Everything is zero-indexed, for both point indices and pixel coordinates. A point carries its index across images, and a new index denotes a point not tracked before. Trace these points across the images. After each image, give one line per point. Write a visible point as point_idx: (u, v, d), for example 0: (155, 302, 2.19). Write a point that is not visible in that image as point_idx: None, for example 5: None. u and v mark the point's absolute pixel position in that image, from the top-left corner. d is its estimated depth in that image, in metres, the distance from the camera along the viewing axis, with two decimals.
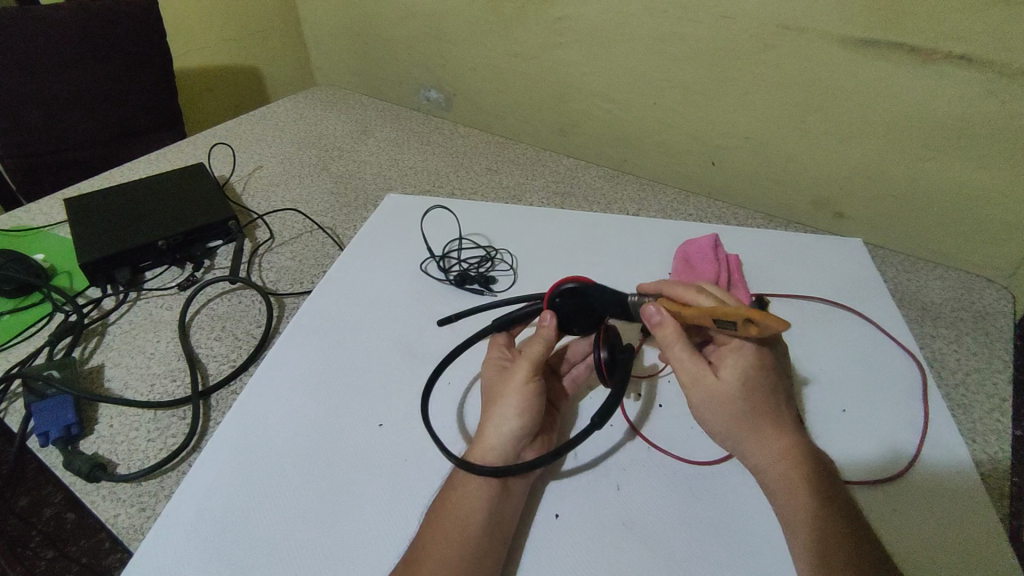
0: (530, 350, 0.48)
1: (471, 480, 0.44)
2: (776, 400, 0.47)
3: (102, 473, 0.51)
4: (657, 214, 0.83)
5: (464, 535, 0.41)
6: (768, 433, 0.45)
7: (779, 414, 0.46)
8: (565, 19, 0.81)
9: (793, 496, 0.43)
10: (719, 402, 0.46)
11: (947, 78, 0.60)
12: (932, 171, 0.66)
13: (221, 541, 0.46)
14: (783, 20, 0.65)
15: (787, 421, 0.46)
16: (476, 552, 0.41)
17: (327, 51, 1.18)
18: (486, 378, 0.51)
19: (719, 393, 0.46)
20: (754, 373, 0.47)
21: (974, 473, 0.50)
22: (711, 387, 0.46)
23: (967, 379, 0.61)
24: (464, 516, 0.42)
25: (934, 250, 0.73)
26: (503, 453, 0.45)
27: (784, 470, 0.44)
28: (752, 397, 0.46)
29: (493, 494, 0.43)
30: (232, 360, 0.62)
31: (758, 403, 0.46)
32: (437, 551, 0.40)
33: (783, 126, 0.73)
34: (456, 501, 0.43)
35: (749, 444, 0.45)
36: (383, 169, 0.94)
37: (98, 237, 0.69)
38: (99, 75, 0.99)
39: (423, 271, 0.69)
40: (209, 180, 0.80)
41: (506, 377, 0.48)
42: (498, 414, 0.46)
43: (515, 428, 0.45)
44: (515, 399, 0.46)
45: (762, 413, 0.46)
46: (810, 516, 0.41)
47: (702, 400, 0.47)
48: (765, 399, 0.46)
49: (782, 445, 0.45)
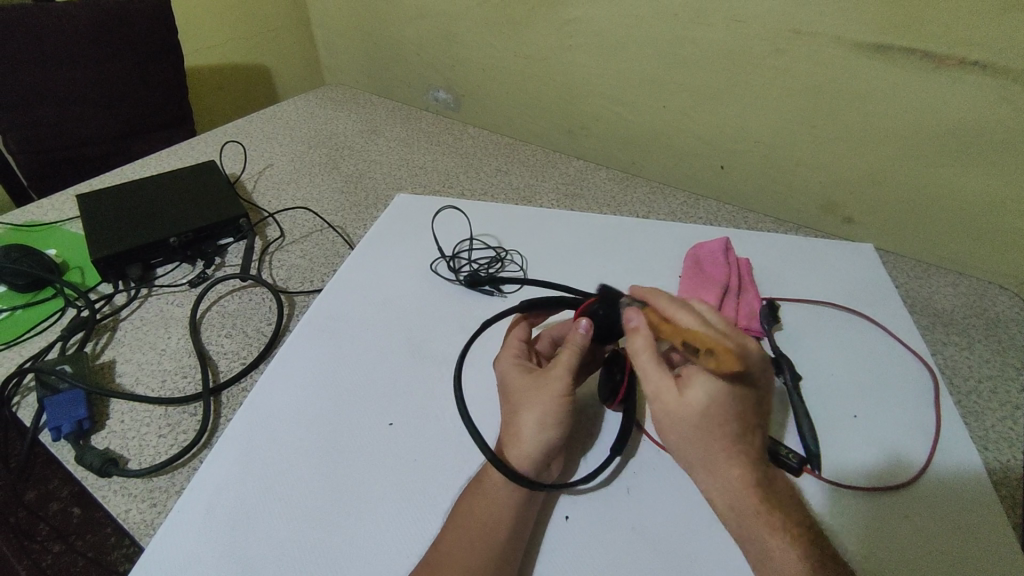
0: (568, 357, 0.48)
1: (490, 485, 0.44)
2: (744, 427, 0.42)
3: (114, 468, 0.51)
4: (666, 216, 0.83)
5: (485, 542, 0.41)
6: (727, 460, 0.42)
7: (744, 441, 0.42)
8: (575, 21, 0.81)
9: (752, 528, 0.40)
10: (676, 424, 0.43)
11: (962, 85, 0.59)
12: (944, 177, 0.66)
13: (231, 538, 0.46)
14: (795, 24, 0.65)
15: (750, 449, 0.42)
16: (495, 557, 0.41)
17: (337, 51, 1.18)
18: (512, 379, 0.50)
19: (677, 415, 0.43)
20: (724, 398, 0.42)
21: (987, 481, 0.49)
22: (670, 407, 0.43)
23: (980, 387, 0.60)
24: (486, 523, 0.42)
25: (946, 256, 0.72)
26: (537, 463, 0.45)
27: (742, 502, 0.41)
28: (714, 425, 0.42)
29: (515, 500, 0.44)
30: (243, 358, 0.62)
31: (722, 431, 0.42)
32: (457, 557, 0.41)
33: (794, 130, 0.72)
34: (475, 506, 0.43)
35: (705, 471, 0.42)
36: (392, 169, 0.94)
37: (110, 234, 0.69)
38: (111, 72, 0.99)
39: (433, 271, 0.69)
40: (220, 177, 0.80)
41: (541, 384, 0.47)
42: (534, 422, 0.46)
43: (551, 437, 0.46)
44: (553, 408, 0.46)
45: (723, 440, 0.42)
46: (771, 550, 0.39)
47: (660, 418, 0.44)
48: (731, 426, 0.42)
49: (744, 473, 0.41)
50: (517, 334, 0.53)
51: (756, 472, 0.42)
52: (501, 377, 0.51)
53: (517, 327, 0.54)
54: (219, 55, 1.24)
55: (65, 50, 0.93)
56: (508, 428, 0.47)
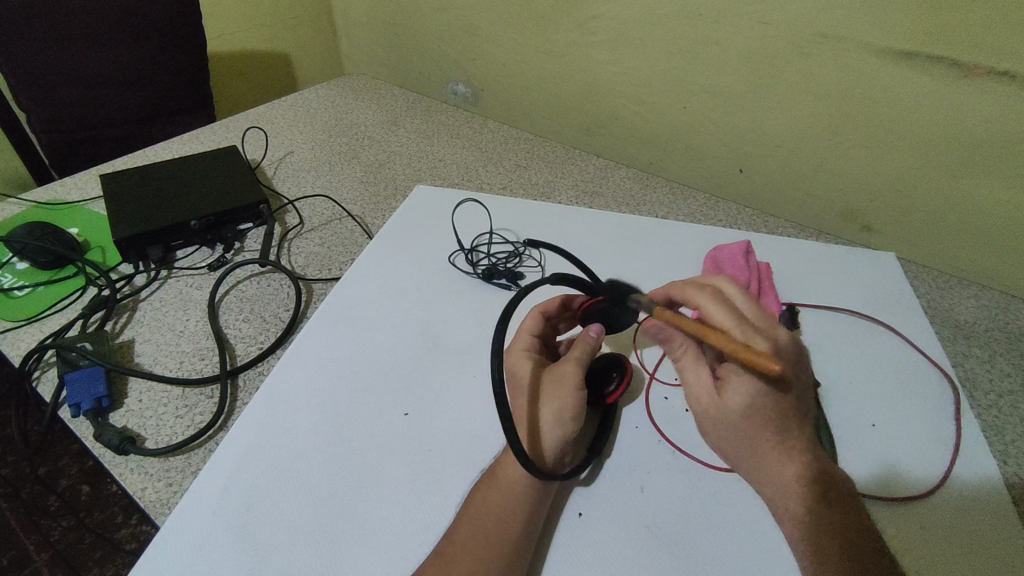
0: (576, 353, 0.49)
1: (506, 480, 0.44)
2: (786, 421, 0.43)
3: (131, 446, 0.51)
4: (685, 217, 0.83)
5: (501, 536, 0.41)
6: (769, 466, 0.43)
7: (790, 436, 0.43)
8: (599, 18, 0.81)
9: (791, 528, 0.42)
10: (721, 423, 0.45)
11: (991, 95, 0.59)
12: (970, 188, 0.65)
13: (244, 520, 0.46)
14: (823, 28, 0.64)
15: (789, 445, 0.43)
16: (510, 552, 0.41)
17: (359, 42, 1.18)
18: (524, 371, 0.49)
19: (720, 414, 0.45)
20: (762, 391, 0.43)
21: (1005, 495, 0.49)
22: (714, 407, 0.46)
23: (1000, 401, 0.60)
24: (503, 517, 0.42)
25: (970, 268, 0.71)
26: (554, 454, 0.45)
27: (792, 504, 0.42)
28: (754, 420, 0.44)
29: (531, 496, 0.43)
30: (260, 342, 0.63)
31: (768, 428, 0.43)
32: (473, 551, 0.41)
33: (818, 135, 0.72)
34: (490, 499, 0.43)
35: (750, 467, 0.44)
36: (412, 160, 0.94)
37: (132, 214, 0.70)
38: (135, 55, 1.00)
39: (451, 263, 0.69)
40: (240, 163, 0.81)
41: (556, 377, 0.48)
42: (550, 419, 0.46)
43: (564, 434, 0.46)
44: (569, 402, 0.46)
45: (768, 435, 0.43)
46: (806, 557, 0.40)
47: (704, 418, 0.47)
48: (772, 420, 0.43)
49: (792, 472, 0.42)
50: (527, 326, 0.53)
51: (805, 478, 0.42)
52: (512, 371, 0.50)
53: (527, 318, 0.53)
54: (240, 41, 1.24)
55: (89, 31, 0.94)
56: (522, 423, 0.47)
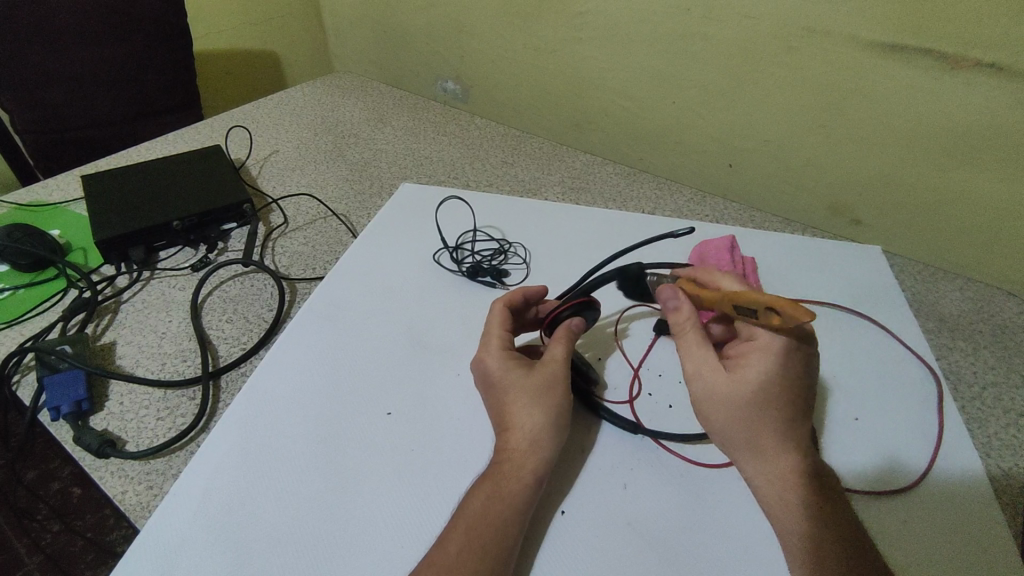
0: (556, 350, 0.49)
1: (508, 493, 0.43)
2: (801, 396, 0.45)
3: (111, 449, 0.51)
4: (672, 213, 0.82)
5: (497, 547, 0.40)
6: (771, 450, 0.44)
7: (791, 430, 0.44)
8: (585, 14, 0.80)
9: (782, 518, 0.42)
10: (725, 400, 0.45)
11: (976, 88, 0.58)
12: (955, 180, 0.65)
13: (224, 523, 0.46)
14: (809, 21, 0.64)
15: (781, 443, 0.44)
16: (505, 563, 0.40)
17: (347, 39, 1.17)
18: (513, 376, 0.48)
19: (726, 391, 0.45)
20: (774, 373, 0.45)
21: (987, 487, 0.49)
22: (718, 387, 0.46)
23: (984, 393, 0.60)
24: (496, 526, 0.41)
25: (954, 260, 0.72)
26: (549, 469, 0.45)
27: (787, 491, 0.42)
28: (763, 403, 0.45)
29: (523, 499, 0.43)
30: (243, 343, 0.62)
31: (775, 403, 0.45)
32: (465, 559, 0.39)
33: (803, 129, 0.72)
34: (488, 508, 0.42)
35: (741, 455, 0.45)
36: (398, 158, 0.94)
37: (112, 215, 0.69)
38: (118, 54, 0.99)
39: (436, 261, 0.68)
40: (225, 162, 0.80)
41: (549, 381, 0.48)
42: (547, 425, 0.46)
43: (559, 441, 0.47)
44: (565, 408, 0.48)
45: (771, 424, 0.44)
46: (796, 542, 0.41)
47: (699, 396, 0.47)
48: (774, 408, 0.45)
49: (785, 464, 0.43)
50: (495, 319, 0.53)
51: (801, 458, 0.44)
52: (501, 377, 0.49)
53: (495, 316, 0.53)
54: (228, 38, 1.23)
55: (71, 31, 0.93)
56: (517, 431, 0.46)
